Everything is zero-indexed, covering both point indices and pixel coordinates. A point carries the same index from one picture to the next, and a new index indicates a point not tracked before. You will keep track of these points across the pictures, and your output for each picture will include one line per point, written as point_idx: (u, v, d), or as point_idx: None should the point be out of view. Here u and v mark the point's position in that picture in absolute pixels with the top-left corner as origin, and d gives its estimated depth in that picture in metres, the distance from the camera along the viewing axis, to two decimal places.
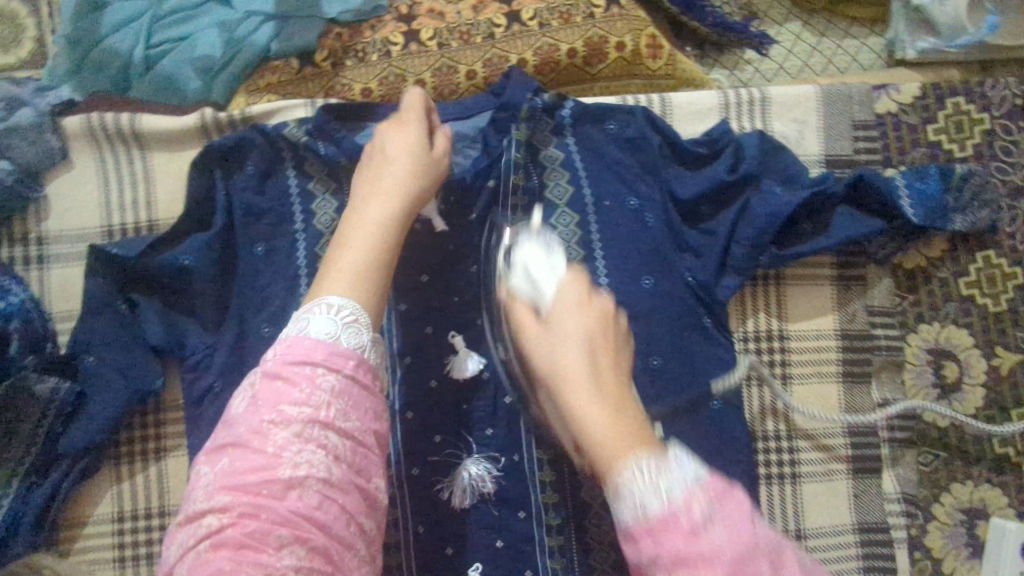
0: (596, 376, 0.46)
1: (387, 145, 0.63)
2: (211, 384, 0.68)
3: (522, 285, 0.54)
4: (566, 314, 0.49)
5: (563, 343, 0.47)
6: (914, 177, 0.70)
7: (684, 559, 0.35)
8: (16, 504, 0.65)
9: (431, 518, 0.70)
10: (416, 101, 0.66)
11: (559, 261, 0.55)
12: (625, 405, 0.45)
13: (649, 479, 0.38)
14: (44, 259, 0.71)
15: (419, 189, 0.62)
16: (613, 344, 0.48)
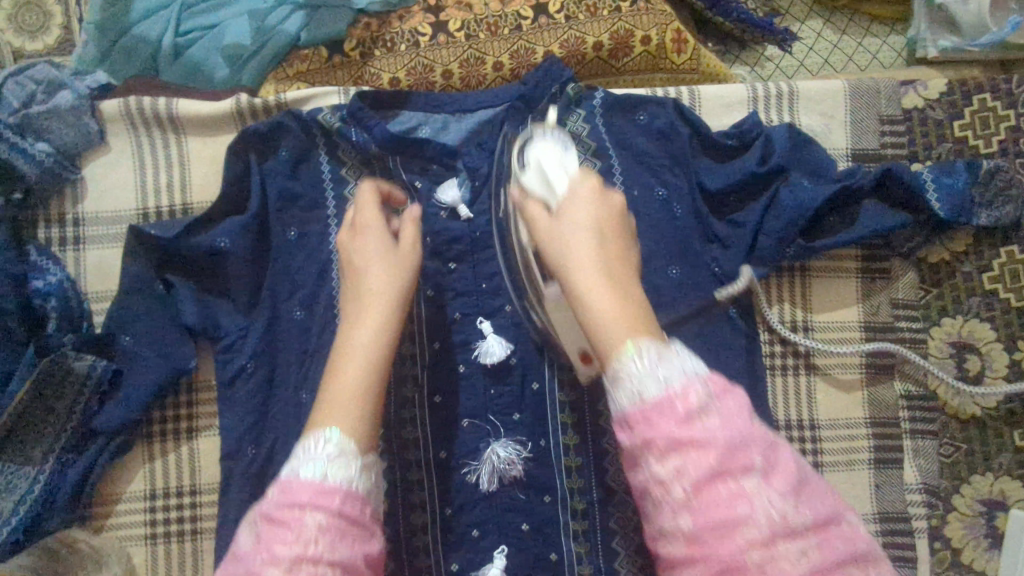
0: (603, 259, 0.51)
1: (353, 254, 0.60)
2: (244, 364, 0.69)
3: (535, 185, 0.59)
4: (574, 208, 0.54)
5: (571, 233, 0.52)
6: (940, 172, 0.70)
7: (682, 443, 0.38)
8: (53, 479, 0.66)
9: (458, 500, 0.71)
10: (365, 199, 0.63)
11: (569, 162, 0.60)
12: (629, 294, 0.49)
13: (645, 364, 0.42)
14: (79, 240, 0.72)
15: (396, 288, 0.57)
16: (618, 233, 0.54)
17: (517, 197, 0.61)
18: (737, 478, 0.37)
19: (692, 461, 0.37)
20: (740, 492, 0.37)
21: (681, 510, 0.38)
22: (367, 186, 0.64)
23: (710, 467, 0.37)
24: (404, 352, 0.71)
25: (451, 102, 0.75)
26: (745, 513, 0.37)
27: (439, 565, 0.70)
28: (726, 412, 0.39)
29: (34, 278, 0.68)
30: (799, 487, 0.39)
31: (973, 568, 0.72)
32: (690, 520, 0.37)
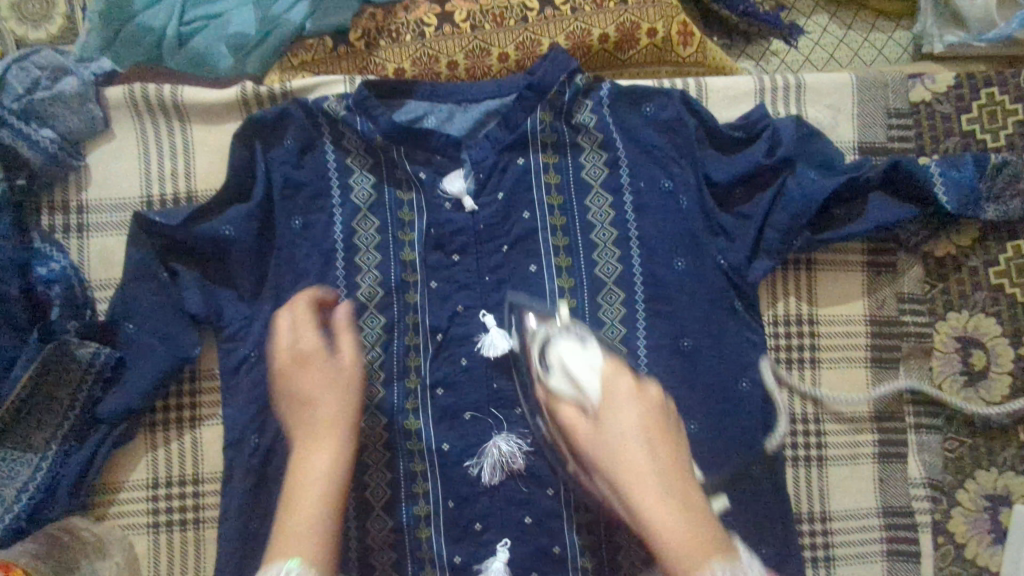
0: (656, 465, 0.59)
1: (302, 388, 0.65)
2: (249, 353, 0.69)
3: (565, 388, 0.64)
4: (615, 408, 0.62)
5: (619, 436, 0.60)
6: (948, 166, 0.70)
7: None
8: (54, 467, 0.65)
9: (460, 492, 0.70)
10: (302, 312, 0.67)
11: (593, 353, 0.65)
12: (677, 483, 0.58)
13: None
14: (83, 228, 0.71)
15: (347, 412, 0.64)
16: (660, 425, 0.62)
17: (546, 399, 0.65)
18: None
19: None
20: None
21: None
22: (304, 302, 0.67)
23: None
24: (407, 342, 0.70)
25: (459, 92, 0.74)
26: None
27: (441, 554, 0.69)
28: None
29: (37, 264, 0.67)
30: None
31: (977, 563, 0.72)
32: None
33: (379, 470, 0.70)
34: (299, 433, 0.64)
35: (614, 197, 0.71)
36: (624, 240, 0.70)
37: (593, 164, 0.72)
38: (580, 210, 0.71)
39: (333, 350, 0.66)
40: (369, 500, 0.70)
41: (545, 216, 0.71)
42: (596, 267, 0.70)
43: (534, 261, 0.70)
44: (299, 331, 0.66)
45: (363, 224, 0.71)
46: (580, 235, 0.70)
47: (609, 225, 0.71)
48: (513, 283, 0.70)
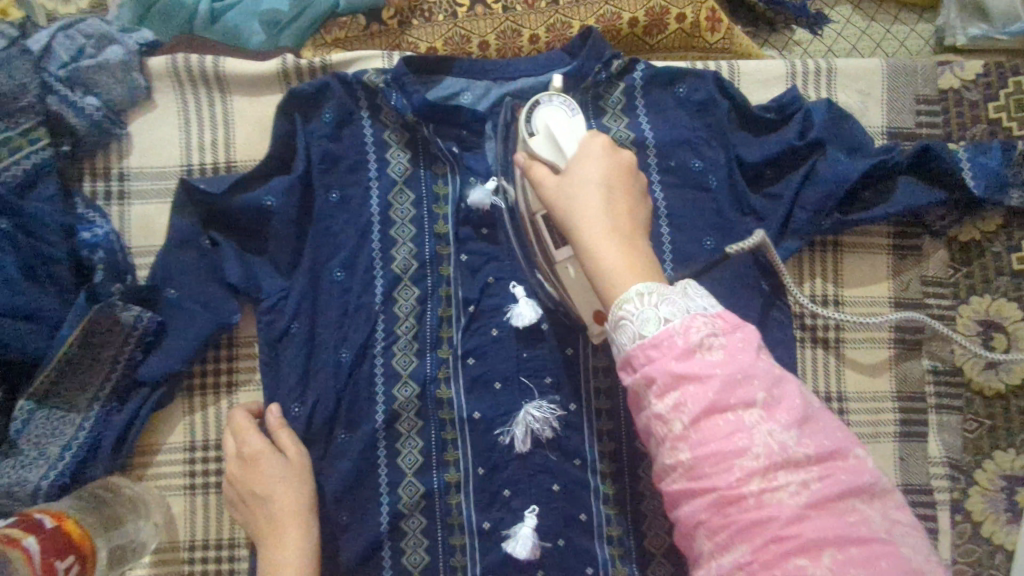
0: (613, 211, 0.54)
1: (254, 487, 0.68)
2: (289, 326, 0.70)
3: (543, 148, 0.59)
4: (584, 162, 0.56)
5: (582, 186, 0.55)
6: (976, 152, 0.71)
7: (683, 376, 0.45)
8: (97, 427, 0.67)
9: (491, 460, 0.71)
10: (239, 421, 0.70)
11: (579, 123, 0.60)
12: (631, 237, 0.53)
13: (644, 307, 0.47)
14: (125, 195, 0.73)
15: (303, 501, 0.68)
16: (628, 187, 0.56)
17: (524, 159, 0.61)
18: (734, 410, 0.44)
19: (691, 396, 0.44)
20: (739, 424, 0.43)
21: (680, 442, 0.44)
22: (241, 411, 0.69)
23: (708, 398, 0.44)
24: (439, 313, 0.72)
25: (495, 69, 0.75)
26: (742, 443, 0.43)
27: (470, 520, 0.71)
28: (724, 349, 0.46)
29: (82, 228, 0.68)
30: (800, 420, 0.45)
31: (993, 541, 0.74)
32: (688, 451, 0.44)
33: (410, 437, 0.71)
34: (258, 530, 0.68)
35: (642, 174, 0.72)
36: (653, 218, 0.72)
37: (622, 143, 0.73)
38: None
39: (277, 449, 0.68)
40: (401, 466, 0.71)
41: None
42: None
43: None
44: (242, 435, 0.69)
45: (400, 198, 0.72)
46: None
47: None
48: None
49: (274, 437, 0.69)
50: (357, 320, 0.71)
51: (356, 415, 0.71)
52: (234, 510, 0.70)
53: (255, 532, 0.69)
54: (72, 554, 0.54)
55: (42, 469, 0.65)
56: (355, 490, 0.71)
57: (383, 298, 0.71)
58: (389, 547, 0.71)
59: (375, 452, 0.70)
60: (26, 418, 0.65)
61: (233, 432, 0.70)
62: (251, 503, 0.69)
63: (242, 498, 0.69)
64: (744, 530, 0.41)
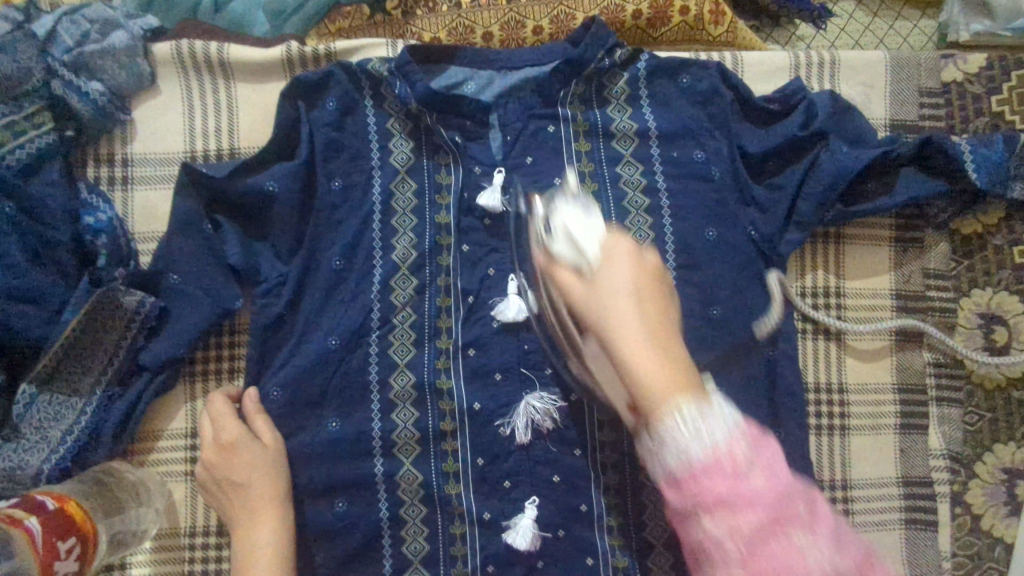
0: (645, 320, 0.51)
1: (230, 473, 0.69)
2: (280, 314, 0.70)
3: (564, 252, 0.57)
4: (611, 268, 0.54)
5: (613, 294, 0.52)
6: (978, 144, 0.71)
7: (731, 501, 0.42)
8: (99, 413, 0.67)
9: (490, 450, 0.71)
10: (218, 408, 0.70)
11: (596, 220, 0.58)
12: (671, 350, 0.50)
13: (690, 426, 0.44)
14: (128, 181, 0.73)
15: (280, 487, 0.69)
16: (655, 293, 0.53)
17: (544, 259, 0.59)
18: (787, 530, 0.41)
19: (742, 520, 0.41)
20: (792, 545, 0.41)
21: (737, 563, 0.41)
22: (218, 398, 0.69)
23: (758, 519, 0.41)
24: (439, 303, 0.71)
25: (498, 58, 0.74)
26: (797, 564, 0.40)
27: (470, 509, 0.70)
28: (763, 468, 0.44)
29: (85, 213, 0.69)
30: (841, 538, 0.43)
31: (993, 534, 0.74)
32: (742, 568, 0.41)
33: (407, 427, 0.70)
34: (234, 515, 0.69)
35: (644, 165, 0.73)
36: (655, 209, 0.72)
37: (623, 133, 0.73)
38: (611, 177, 0.72)
39: (253, 436, 0.69)
40: (398, 456, 0.70)
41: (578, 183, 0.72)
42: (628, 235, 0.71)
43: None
44: (219, 424, 0.69)
45: (402, 186, 0.72)
46: (612, 203, 0.72)
47: (641, 193, 0.72)
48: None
49: (251, 424, 0.70)
50: (357, 308, 0.70)
51: (354, 403, 0.70)
52: (207, 494, 0.71)
53: (229, 517, 0.70)
54: (75, 535, 0.54)
55: (44, 452, 0.65)
56: (353, 478, 0.70)
57: (382, 286, 0.71)
58: (388, 536, 0.70)
59: (372, 438, 0.70)
60: (28, 401, 0.65)
61: (210, 418, 0.71)
62: (227, 487, 0.70)
63: (219, 483, 0.70)
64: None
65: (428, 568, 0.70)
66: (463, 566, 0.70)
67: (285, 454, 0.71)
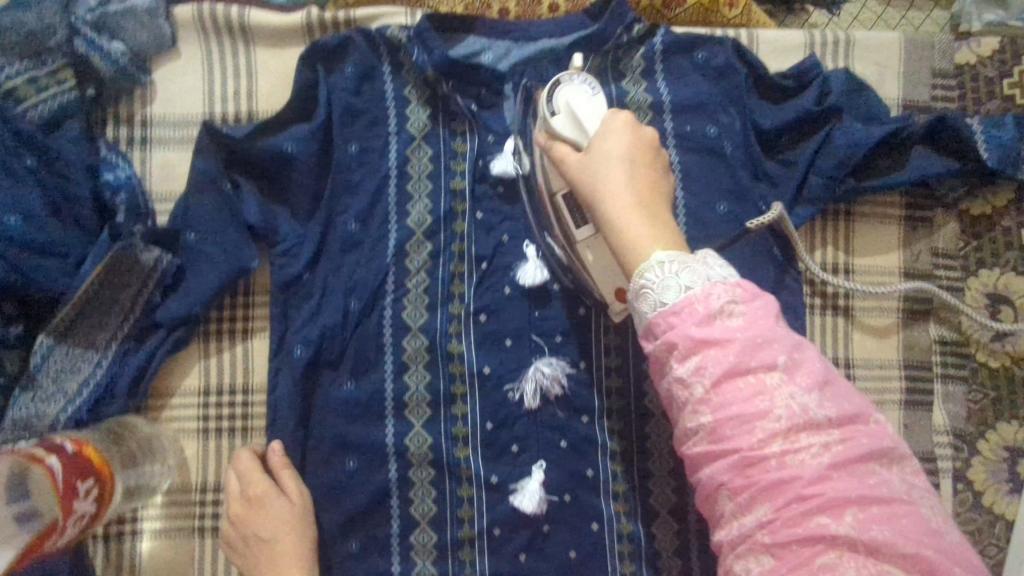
0: (635, 184, 0.56)
1: (257, 528, 0.68)
2: (300, 272, 0.72)
3: (564, 125, 0.60)
4: (608, 136, 0.58)
5: (607, 160, 0.57)
6: (990, 125, 0.71)
7: (705, 342, 0.47)
8: (114, 366, 0.68)
9: (499, 415, 0.71)
10: (246, 462, 0.70)
11: (600, 102, 0.61)
12: (657, 213, 0.55)
13: (664, 275, 0.50)
14: (147, 141, 0.73)
15: (306, 543, 0.68)
16: (649, 161, 0.58)
17: (546, 138, 0.62)
18: (756, 373, 0.47)
19: (716, 358, 0.47)
20: (761, 386, 0.46)
21: (703, 406, 0.47)
22: (244, 453, 0.70)
23: (727, 363, 0.47)
24: (452, 269, 0.72)
25: (517, 29, 0.75)
26: (763, 403, 0.46)
27: (479, 472, 0.71)
28: (743, 307, 0.49)
29: (105, 170, 0.69)
30: (817, 384, 0.48)
31: (994, 511, 0.74)
32: (710, 415, 0.47)
33: (419, 390, 0.71)
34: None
35: (658, 139, 0.73)
36: None
37: (638, 106, 0.74)
38: None
39: (281, 490, 0.69)
40: (409, 417, 0.71)
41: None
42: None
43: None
44: (246, 478, 0.69)
45: (418, 153, 0.73)
46: None
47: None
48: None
49: (279, 480, 0.69)
50: (371, 270, 0.71)
51: (366, 365, 0.71)
52: (233, 552, 0.70)
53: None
54: (94, 475, 0.56)
55: (61, 402, 0.66)
56: (359, 437, 0.71)
57: (397, 251, 0.72)
58: (396, 497, 0.71)
59: (383, 399, 0.71)
60: (45, 353, 0.66)
61: (238, 474, 0.71)
62: (254, 544, 0.69)
63: (246, 541, 0.69)
64: (768, 491, 0.45)
65: (435, 530, 0.70)
66: (469, 529, 0.71)
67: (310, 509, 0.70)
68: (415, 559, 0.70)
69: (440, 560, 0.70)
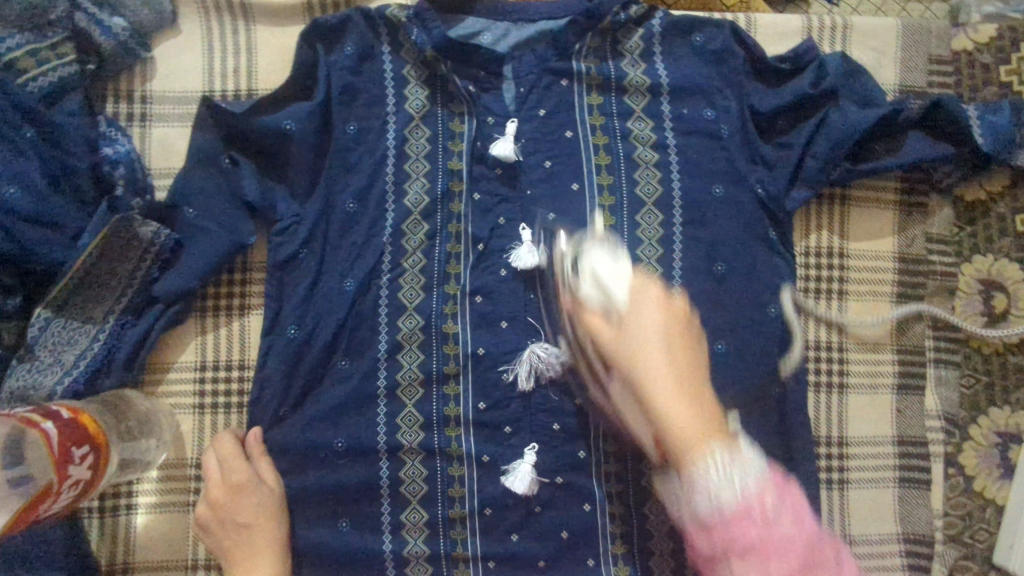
0: (676, 365, 0.60)
1: (236, 514, 0.69)
2: (297, 251, 0.72)
3: (593, 293, 0.64)
4: (640, 314, 0.62)
5: (641, 339, 0.61)
6: (986, 110, 0.72)
7: (761, 547, 0.50)
8: (111, 339, 0.68)
9: (493, 396, 0.71)
10: (226, 448, 0.71)
11: (624, 265, 0.64)
12: (700, 399, 0.59)
13: (723, 475, 0.53)
14: (146, 117, 0.74)
15: (281, 531, 0.70)
16: (687, 338, 0.62)
17: (569, 298, 0.66)
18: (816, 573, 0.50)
19: (772, 561, 0.50)
20: None
21: None
22: (226, 439, 0.70)
23: (789, 565, 0.49)
24: (449, 249, 0.72)
25: (516, 10, 0.75)
26: None
27: (471, 451, 0.71)
28: (789, 512, 0.52)
29: (104, 145, 0.70)
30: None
31: (984, 495, 0.75)
32: None
33: (412, 369, 0.71)
34: (231, 557, 0.70)
35: (655, 121, 0.73)
36: (664, 163, 0.73)
37: (636, 87, 0.74)
38: (621, 131, 0.73)
39: (264, 478, 0.70)
40: (402, 397, 0.71)
41: (588, 137, 0.72)
42: (637, 187, 0.72)
43: (577, 180, 0.71)
44: (227, 466, 0.70)
45: (416, 133, 0.73)
46: (621, 155, 0.72)
47: (651, 147, 0.73)
48: (556, 198, 0.71)
49: (257, 466, 0.71)
50: (367, 249, 0.72)
51: (360, 344, 0.71)
52: (206, 536, 0.71)
53: (226, 557, 0.70)
54: (89, 444, 0.56)
55: (56, 374, 0.66)
56: (354, 414, 0.71)
57: (394, 231, 0.72)
58: (387, 476, 0.71)
59: (377, 377, 0.71)
60: (42, 325, 0.66)
61: (217, 458, 0.71)
62: (228, 528, 0.70)
63: (220, 524, 0.70)
64: None
65: (426, 509, 0.71)
66: (461, 508, 0.71)
67: (284, 495, 0.72)
68: (407, 537, 0.71)
69: (432, 538, 0.71)
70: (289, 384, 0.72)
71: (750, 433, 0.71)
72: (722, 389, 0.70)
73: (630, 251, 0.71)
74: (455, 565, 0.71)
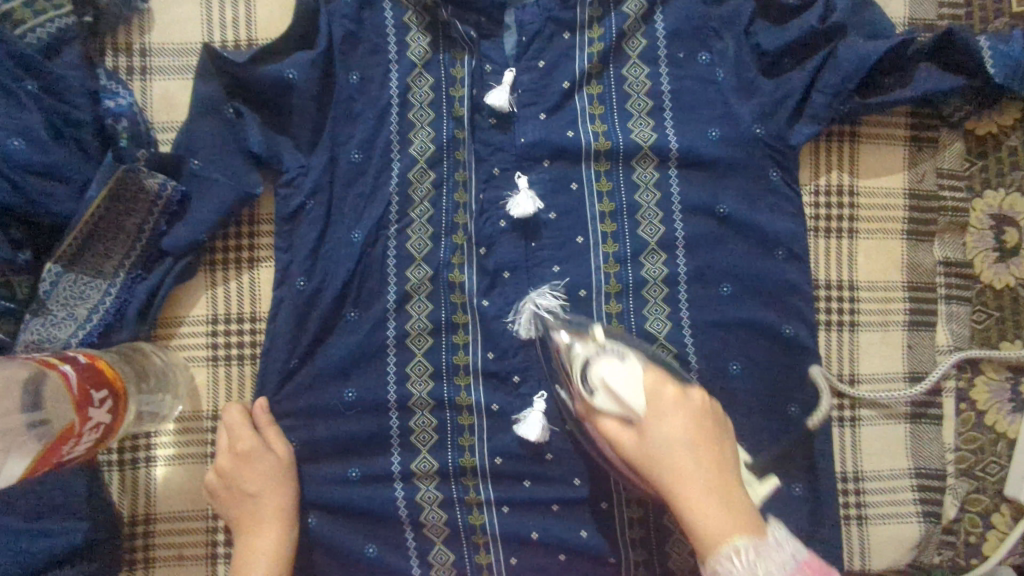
0: (701, 465, 0.56)
1: (241, 485, 0.70)
2: (303, 202, 0.71)
3: (608, 404, 0.58)
4: (660, 421, 0.57)
5: (665, 449, 0.56)
6: (998, 40, 0.69)
7: None
8: (122, 293, 0.69)
9: (501, 345, 0.71)
10: (235, 417, 0.71)
11: (634, 366, 0.59)
12: (728, 493, 0.55)
13: (746, 565, 0.50)
14: (146, 70, 0.73)
15: (288, 499, 0.70)
16: (712, 434, 0.58)
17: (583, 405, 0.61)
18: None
19: None
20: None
21: None
22: (234, 409, 0.71)
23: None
24: (456, 199, 0.71)
25: None
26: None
27: (480, 400, 0.71)
28: None
29: (105, 97, 0.69)
30: None
31: (995, 429, 0.75)
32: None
33: (420, 319, 0.71)
34: (240, 524, 0.70)
35: (650, 68, 0.72)
36: (657, 110, 0.71)
37: (633, 33, 0.72)
38: (616, 79, 0.72)
39: (268, 446, 0.70)
40: (410, 346, 0.71)
41: (582, 86, 0.71)
42: (632, 135, 0.71)
43: (571, 127, 0.71)
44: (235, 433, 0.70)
45: (418, 80, 0.71)
46: (615, 103, 0.71)
47: (645, 95, 0.71)
48: (551, 143, 0.71)
49: (263, 435, 0.71)
50: (372, 200, 0.71)
51: (369, 295, 0.71)
52: (214, 503, 0.72)
53: (233, 525, 0.71)
54: (109, 389, 0.60)
55: (70, 327, 0.67)
56: (365, 363, 0.71)
57: (399, 180, 0.71)
58: (397, 427, 0.71)
59: (386, 328, 0.71)
60: (53, 280, 0.67)
61: (226, 427, 0.72)
62: (236, 498, 0.70)
63: (231, 493, 0.71)
64: None
65: (436, 457, 0.71)
66: (471, 455, 0.71)
67: (295, 464, 0.72)
68: (418, 485, 0.71)
69: (443, 486, 0.71)
70: (298, 339, 0.72)
71: (762, 372, 0.71)
72: (727, 332, 0.71)
73: (627, 199, 0.71)
74: (468, 511, 0.71)
